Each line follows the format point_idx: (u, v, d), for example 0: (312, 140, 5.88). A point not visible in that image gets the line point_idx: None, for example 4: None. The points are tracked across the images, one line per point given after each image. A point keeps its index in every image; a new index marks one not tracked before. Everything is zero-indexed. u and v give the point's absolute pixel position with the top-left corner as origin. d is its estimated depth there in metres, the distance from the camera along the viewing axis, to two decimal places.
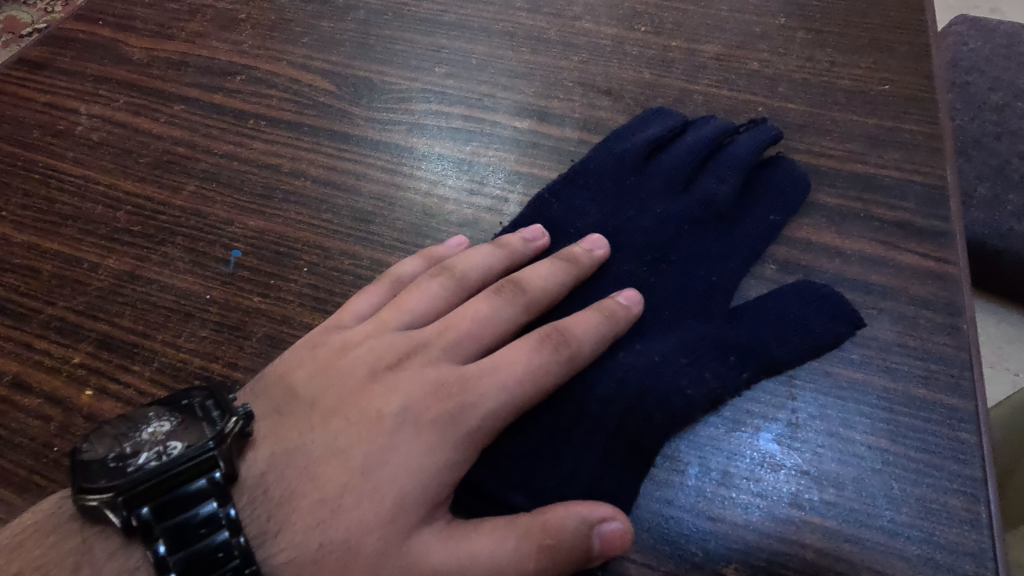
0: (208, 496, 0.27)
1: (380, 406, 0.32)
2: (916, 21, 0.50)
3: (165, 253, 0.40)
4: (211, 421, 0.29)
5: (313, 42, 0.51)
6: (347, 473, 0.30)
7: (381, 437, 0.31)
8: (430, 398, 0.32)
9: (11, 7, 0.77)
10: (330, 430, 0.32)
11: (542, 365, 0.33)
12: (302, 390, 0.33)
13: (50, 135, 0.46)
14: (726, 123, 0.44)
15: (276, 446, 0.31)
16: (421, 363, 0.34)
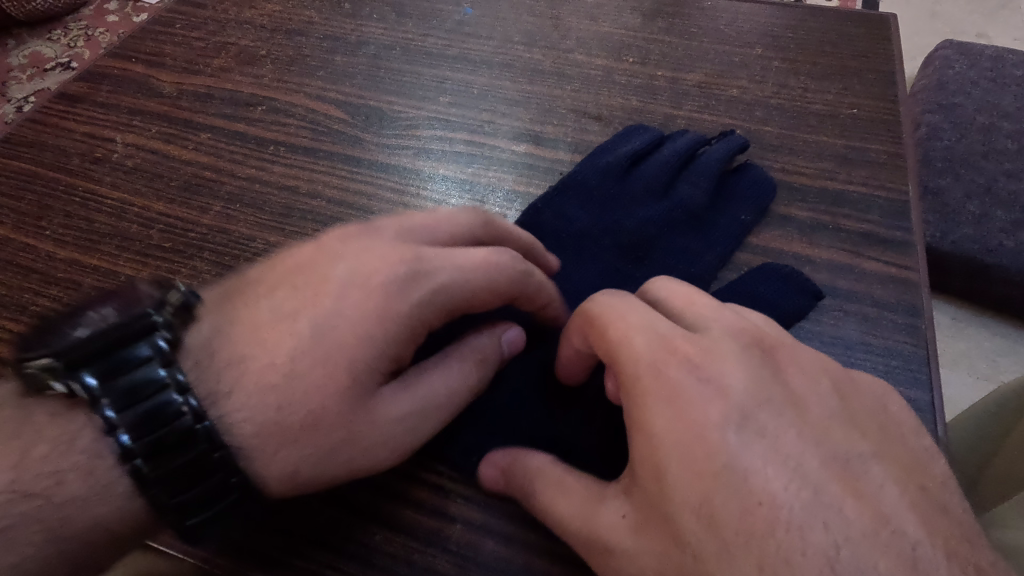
0: (148, 358, 0.28)
1: (325, 275, 0.33)
2: (885, 49, 0.54)
3: (194, 266, 0.44)
4: (156, 305, 0.31)
5: (328, 75, 0.56)
6: (296, 337, 0.31)
7: (325, 301, 0.32)
8: (376, 268, 0.33)
9: (35, 43, 0.81)
10: (278, 300, 0.33)
11: (496, 259, 0.34)
12: (254, 274, 0.35)
13: (89, 162, 0.51)
14: (698, 136, 0.48)
15: (224, 320, 0.32)
16: (369, 239, 0.35)
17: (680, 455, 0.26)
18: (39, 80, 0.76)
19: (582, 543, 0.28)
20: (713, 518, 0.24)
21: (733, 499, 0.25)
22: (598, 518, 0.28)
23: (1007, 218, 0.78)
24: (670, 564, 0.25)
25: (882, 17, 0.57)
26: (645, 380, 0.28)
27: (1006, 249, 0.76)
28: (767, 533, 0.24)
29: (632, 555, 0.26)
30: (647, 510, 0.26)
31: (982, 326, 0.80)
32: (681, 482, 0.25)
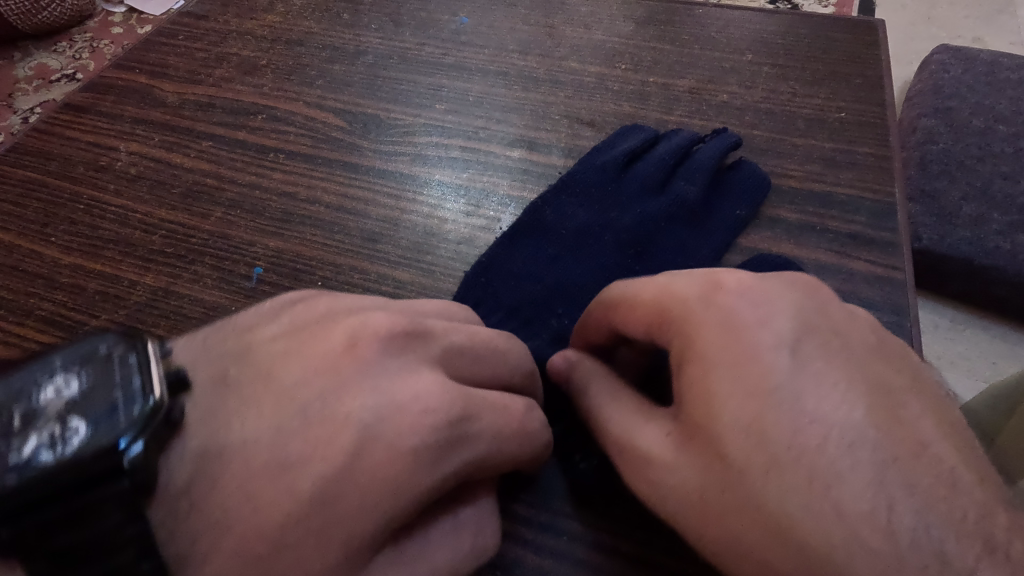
0: (115, 491, 0.21)
1: (349, 410, 0.25)
2: (873, 54, 0.55)
3: (195, 271, 0.44)
4: (131, 399, 0.22)
5: (326, 84, 0.57)
6: (292, 496, 0.23)
7: (344, 454, 0.24)
8: (417, 414, 0.26)
9: (42, 54, 0.83)
10: (281, 424, 0.25)
11: (527, 428, 0.29)
12: (260, 357, 0.27)
13: (94, 170, 0.52)
14: (693, 134, 0.49)
15: (210, 436, 0.24)
16: (410, 362, 0.28)
17: (732, 377, 0.26)
18: (44, 90, 0.78)
19: (627, 462, 0.29)
20: (762, 434, 0.25)
21: (785, 416, 0.25)
22: (641, 437, 0.29)
23: (1003, 221, 0.78)
24: (711, 480, 0.25)
25: (871, 23, 0.58)
26: (695, 311, 0.28)
27: (1003, 250, 0.76)
28: (815, 447, 0.24)
29: (673, 470, 0.27)
30: (692, 428, 0.27)
31: (980, 328, 0.80)
32: (730, 400, 0.26)
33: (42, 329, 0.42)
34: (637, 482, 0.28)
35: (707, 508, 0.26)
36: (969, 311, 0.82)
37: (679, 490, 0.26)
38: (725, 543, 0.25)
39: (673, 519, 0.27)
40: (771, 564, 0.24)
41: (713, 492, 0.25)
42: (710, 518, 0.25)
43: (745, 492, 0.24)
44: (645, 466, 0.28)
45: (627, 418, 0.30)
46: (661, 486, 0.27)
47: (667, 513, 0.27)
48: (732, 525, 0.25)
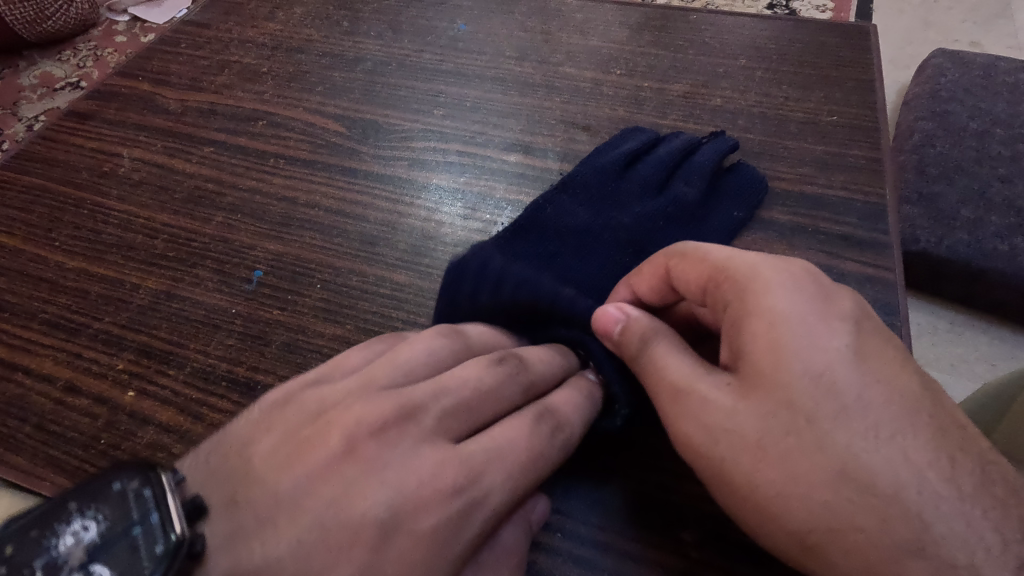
0: None
1: (363, 510, 0.27)
2: (866, 59, 0.56)
3: (196, 275, 0.45)
4: (151, 536, 0.25)
5: (326, 90, 0.58)
6: None
7: (366, 551, 0.26)
8: (425, 500, 0.27)
9: (46, 62, 0.84)
10: (300, 535, 0.26)
11: (543, 450, 0.30)
12: (262, 472, 0.28)
13: (98, 176, 0.53)
14: (692, 136, 0.50)
15: (234, 561, 0.26)
16: (409, 450, 0.29)
17: (805, 334, 0.29)
18: (49, 98, 0.79)
19: (679, 406, 0.30)
20: (832, 386, 0.28)
21: (853, 372, 0.28)
22: (704, 384, 0.30)
23: (1001, 223, 0.78)
24: (772, 426, 0.28)
25: (862, 27, 0.59)
26: (766, 273, 0.31)
27: (1001, 253, 0.77)
28: (879, 403, 0.28)
29: (735, 415, 0.29)
30: (757, 377, 0.29)
31: (979, 331, 0.81)
32: (802, 355, 0.28)
33: (46, 332, 0.43)
34: (687, 426, 0.30)
35: (765, 451, 0.28)
36: (968, 314, 0.82)
37: (736, 432, 0.29)
38: (777, 483, 0.28)
39: (720, 462, 0.29)
40: (824, 501, 0.27)
41: (776, 435, 0.28)
42: (770, 459, 0.28)
43: (814, 435, 0.27)
44: (703, 409, 0.30)
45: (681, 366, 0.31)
46: (717, 429, 0.29)
47: (714, 457, 0.29)
48: (792, 466, 0.27)
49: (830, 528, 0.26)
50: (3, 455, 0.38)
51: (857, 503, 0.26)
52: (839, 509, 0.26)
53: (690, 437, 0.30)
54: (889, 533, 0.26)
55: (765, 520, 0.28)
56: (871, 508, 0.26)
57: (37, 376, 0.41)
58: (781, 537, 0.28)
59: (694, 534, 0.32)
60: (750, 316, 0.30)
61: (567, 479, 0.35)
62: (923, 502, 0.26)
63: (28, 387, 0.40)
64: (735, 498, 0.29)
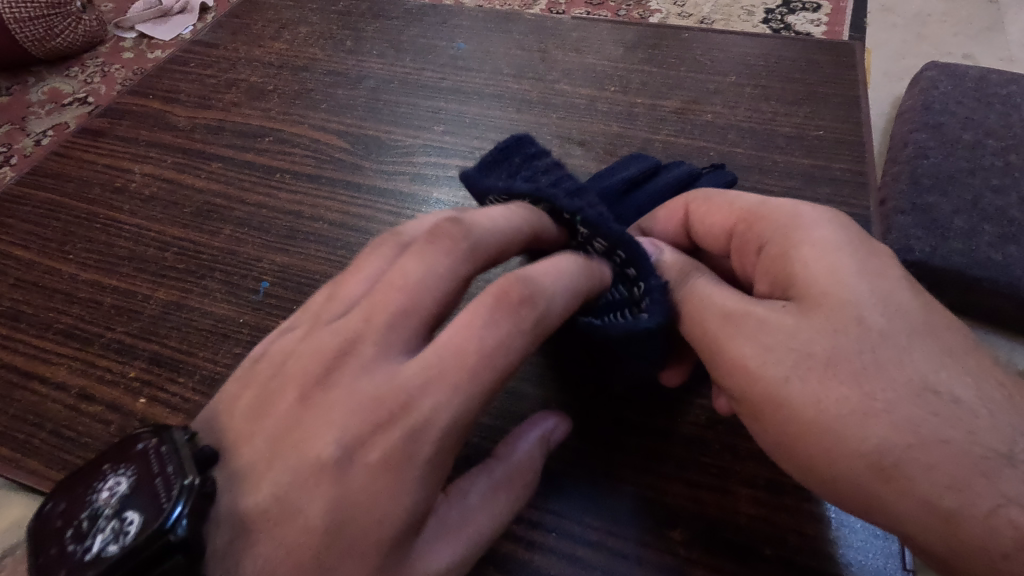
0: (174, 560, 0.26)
1: (319, 451, 0.29)
2: (853, 75, 0.58)
3: (205, 286, 0.47)
4: (168, 484, 0.27)
5: (330, 108, 0.60)
6: (310, 532, 0.28)
7: (330, 484, 0.29)
8: (368, 433, 0.29)
9: (54, 80, 0.86)
10: (278, 477, 0.29)
11: (504, 339, 0.31)
12: (241, 422, 0.31)
13: (110, 191, 0.55)
14: (692, 167, 0.49)
15: (232, 503, 0.29)
16: (350, 387, 0.31)
17: (860, 261, 0.32)
18: (55, 114, 0.81)
19: (737, 327, 0.33)
20: (899, 311, 0.31)
21: (912, 297, 0.31)
22: (758, 307, 0.33)
23: (994, 233, 0.80)
24: (839, 343, 0.30)
25: (849, 45, 0.61)
26: (805, 211, 0.35)
27: (993, 262, 0.78)
28: (944, 326, 0.31)
29: (801, 333, 0.31)
30: (813, 300, 0.32)
31: None
32: (862, 281, 0.32)
33: (61, 341, 0.45)
34: (745, 345, 0.32)
35: (835, 368, 0.30)
36: (962, 322, 0.83)
37: (803, 352, 0.31)
38: (852, 402, 0.29)
39: (781, 380, 0.31)
40: (901, 416, 0.28)
41: (847, 352, 0.30)
42: (843, 378, 0.30)
43: (887, 351, 0.30)
44: (761, 329, 0.32)
45: (733, 295, 0.34)
46: (783, 347, 0.31)
47: (779, 377, 0.31)
48: (867, 384, 0.29)
49: (909, 445, 0.28)
50: (21, 460, 0.39)
51: (939, 416, 0.28)
52: (917, 423, 0.28)
53: (754, 358, 0.32)
54: (977, 445, 0.27)
55: (838, 444, 0.29)
56: (952, 420, 0.28)
57: (52, 384, 0.42)
58: (853, 462, 0.28)
59: (683, 532, 0.34)
60: (798, 243, 0.33)
61: (563, 475, 0.36)
62: (1004, 418, 0.28)
63: (43, 395, 0.42)
64: (805, 421, 0.30)
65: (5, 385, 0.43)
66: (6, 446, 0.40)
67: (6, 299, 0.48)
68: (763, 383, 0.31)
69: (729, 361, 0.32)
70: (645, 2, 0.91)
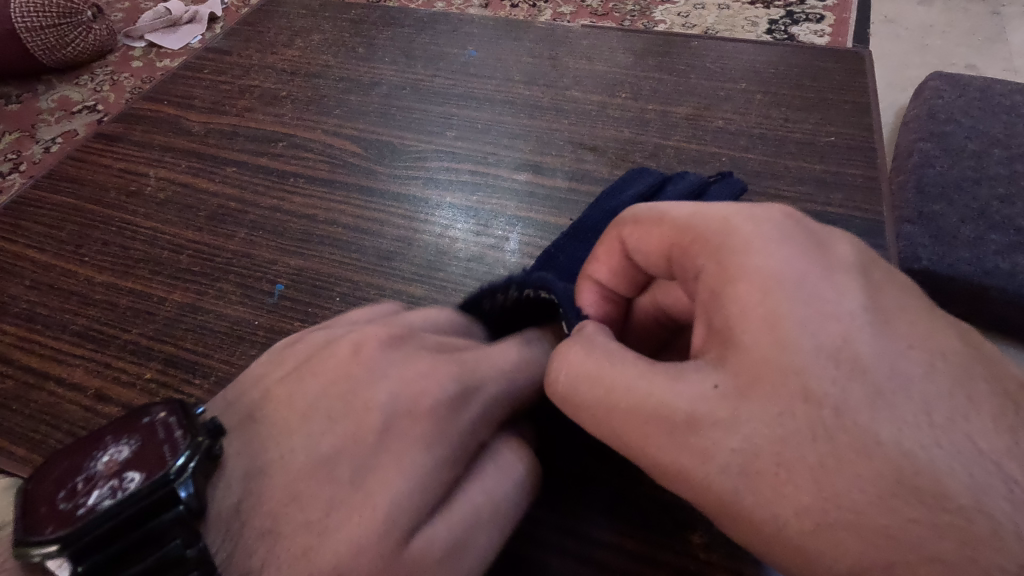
0: (175, 514, 0.26)
1: (370, 399, 0.32)
2: (862, 82, 0.58)
3: (220, 288, 0.47)
4: (175, 444, 0.28)
5: (343, 113, 0.61)
6: (335, 485, 0.30)
7: (369, 437, 0.31)
8: (419, 388, 0.33)
9: (65, 88, 0.87)
10: (314, 433, 0.31)
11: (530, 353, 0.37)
12: (278, 388, 0.34)
13: (125, 195, 0.55)
14: (700, 177, 0.50)
15: (250, 462, 0.31)
16: (404, 356, 0.35)
17: (807, 306, 0.25)
18: (65, 120, 0.82)
19: (661, 431, 0.26)
20: (855, 366, 0.24)
21: (875, 343, 0.24)
22: (681, 397, 0.26)
23: (1002, 242, 0.79)
24: (789, 427, 0.24)
25: (857, 52, 0.61)
26: (741, 228, 0.28)
27: (1003, 271, 0.77)
28: (933, 377, 0.23)
29: (743, 426, 0.24)
30: (749, 381, 0.25)
31: None
32: (807, 334, 0.24)
33: (77, 342, 0.45)
34: (679, 455, 0.25)
35: (786, 472, 0.23)
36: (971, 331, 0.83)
37: (749, 451, 0.24)
38: (812, 509, 0.23)
39: (727, 493, 0.24)
40: (875, 526, 0.22)
41: (797, 445, 0.23)
42: (801, 483, 0.23)
43: (845, 440, 0.23)
44: (691, 429, 0.25)
45: (634, 375, 0.28)
46: (722, 449, 0.25)
47: (728, 490, 0.24)
48: (828, 485, 0.23)
49: (887, 560, 0.21)
50: (36, 459, 0.39)
51: (920, 521, 0.21)
52: (898, 534, 0.21)
53: (695, 468, 0.25)
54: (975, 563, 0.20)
55: (806, 560, 0.23)
56: (942, 527, 0.21)
57: (69, 385, 0.42)
58: None
59: (704, 535, 0.33)
60: (732, 282, 0.27)
61: (580, 478, 0.36)
62: (1006, 514, 0.20)
63: (60, 396, 0.42)
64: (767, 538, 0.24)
65: (21, 386, 0.43)
66: (24, 446, 0.40)
67: (21, 301, 0.48)
68: (714, 495, 0.25)
69: (669, 470, 0.26)
70: (649, 12, 0.92)
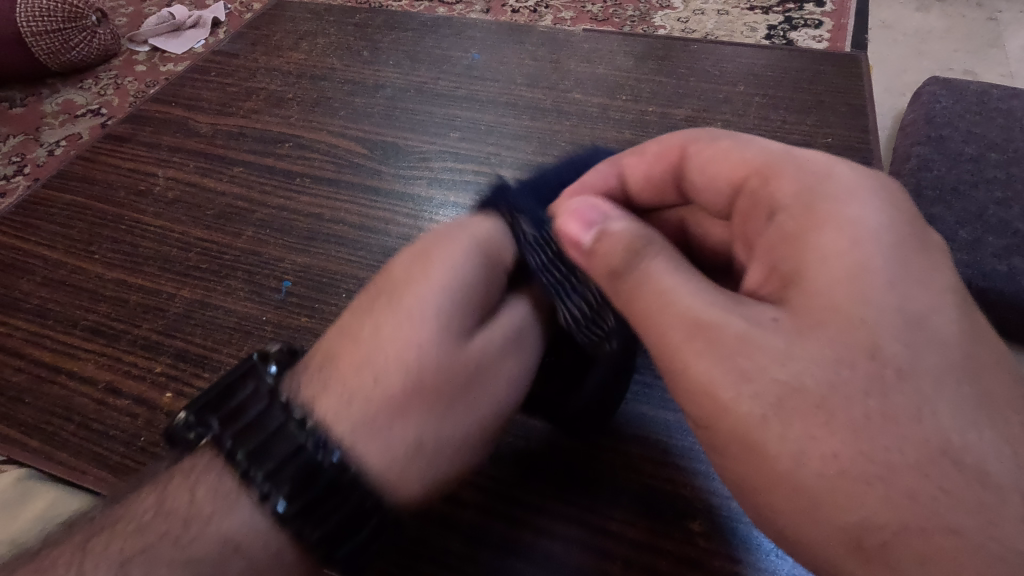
0: (260, 395, 0.31)
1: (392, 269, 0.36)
2: (859, 85, 0.59)
3: (228, 284, 0.48)
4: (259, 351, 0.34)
5: (348, 115, 0.62)
6: (375, 321, 0.34)
7: (396, 287, 0.35)
8: (428, 251, 0.36)
9: (70, 92, 0.88)
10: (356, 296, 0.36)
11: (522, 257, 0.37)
12: None
13: (135, 194, 0.56)
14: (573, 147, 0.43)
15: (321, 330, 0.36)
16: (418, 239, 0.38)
17: (894, 269, 0.27)
18: (70, 123, 0.83)
19: (708, 349, 0.27)
20: (923, 335, 0.25)
21: (945, 325, 0.26)
22: (737, 319, 0.27)
23: (999, 244, 0.79)
24: (843, 368, 0.25)
25: (854, 56, 0.62)
26: (843, 182, 0.29)
27: (1000, 273, 0.77)
28: (984, 366, 0.25)
29: (797, 359, 0.26)
30: (813, 317, 0.26)
31: None
32: (875, 291, 0.26)
33: (89, 337, 0.46)
34: (716, 373, 0.27)
35: (828, 412, 0.25)
36: None
37: (793, 386, 0.26)
38: (842, 456, 0.24)
39: (753, 419, 0.26)
40: (900, 487, 0.23)
41: (847, 390, 0.25)
42: (839, 427, 0.24)
43: (898, 400, 0.24)
44: (743, 353, 0.27)
45: (695, 301, 0.28)
46: (767, 377, 0.26)
47: (757, 418, 0.26)
48: (867, 436, 0.24)
49: (903, 524, 0.23)
50: (49, 451, 0.40)
51: (948, 489, 0.23)
52: (922, 499, 0.23)
53: (728, 391, 0.27)
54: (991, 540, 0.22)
55: (816, 506, 0.25)
56: (969, 501, 0.23)
57: (81, 379, 0.43)
58: (828, 530, 0.25)
59: (703, 524, 0.34)
60: (819, 225, 0.28)
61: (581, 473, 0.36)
62: None
63: (71, 389, 0.43)
64: (779, 474, 0.26)
65: (33, 380, 0.44)
66: (37, 438, 0.41)
67: (33, 297, 0.49)
68: (747, 418, 0.26)
69: (701, 387, 0.27)
70: (649, 18, 0.93)
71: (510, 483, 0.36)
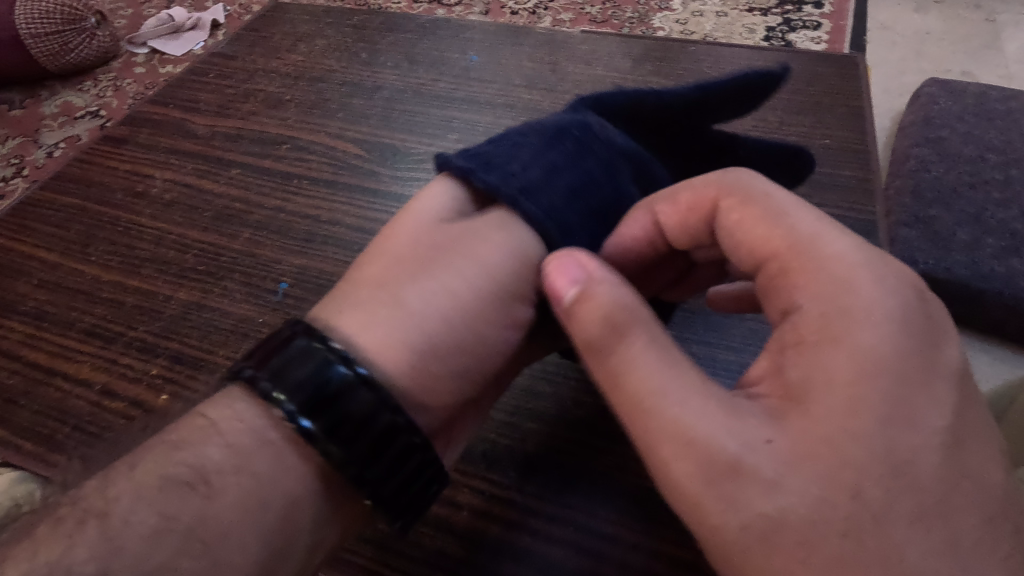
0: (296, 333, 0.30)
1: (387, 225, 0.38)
2: (856, 86, 0.59)
3: (225, 286, 0.48)
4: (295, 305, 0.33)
5: (345, 117, 0.62)
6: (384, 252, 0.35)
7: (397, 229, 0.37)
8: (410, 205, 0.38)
9: (68, 94, 0.88)
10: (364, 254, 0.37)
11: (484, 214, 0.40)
12: None
13: (132, 196, 0.56)
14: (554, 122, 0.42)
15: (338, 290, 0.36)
16: None
17: (892, 401, 0.25)
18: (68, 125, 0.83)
19: (696, 469, 0.26)
20: (912, 478, 0.24)
21: (936, 465, 0.25)
22: (730, 438, 0.26)
23: (997, 245, 0.79)
24: (827, 504, 0.24)
25: (851, 58, 0.62)
26: (862, 291, 0.28)
27: (999, 274, 0.77)
28: (965, 509, 0.24)
29: (784, 490, 0.25)
30: (808, 445, 0.25)
31: (980, 349, 0.81)
32: (870, 427, 0.25)
33: (86, 339, 0.46)
34: (702, 498, 0.26)
35: (807, 546, 0.24)
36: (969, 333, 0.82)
37: (778, 516, 0.25)
38: None
39: (729, 540, 0.26)
40: None
41: (826, 527, 0.24)
42: (814, 562, 0.24)
43: (875, 544, 0.24)
44: (729, 478, 0.26)
45: (686, 408, 0.27)
46: (752, 505, 0.25)
47: (739, 544, 0.25)
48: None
49: None
50: (44, 454, 0.40)
51: None
52: None
53: (716, 515, 0.26)
54: None
55: None
56: None
57: (77, 381, 0.43)
58: None
59: None
60: (830, 346, 0.27)
61: (578, 474, 0.36)
62: None
63: (67, 391, 0.43)
64: None
65: (29, 382, 0.44)
66: (32, 440, 0.41)
67: (30, 299, 0.49)
68: (725, 547, 0.26)
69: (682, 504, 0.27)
70: (648, 20, 0.93)
71: (505, 486, 0.36)
